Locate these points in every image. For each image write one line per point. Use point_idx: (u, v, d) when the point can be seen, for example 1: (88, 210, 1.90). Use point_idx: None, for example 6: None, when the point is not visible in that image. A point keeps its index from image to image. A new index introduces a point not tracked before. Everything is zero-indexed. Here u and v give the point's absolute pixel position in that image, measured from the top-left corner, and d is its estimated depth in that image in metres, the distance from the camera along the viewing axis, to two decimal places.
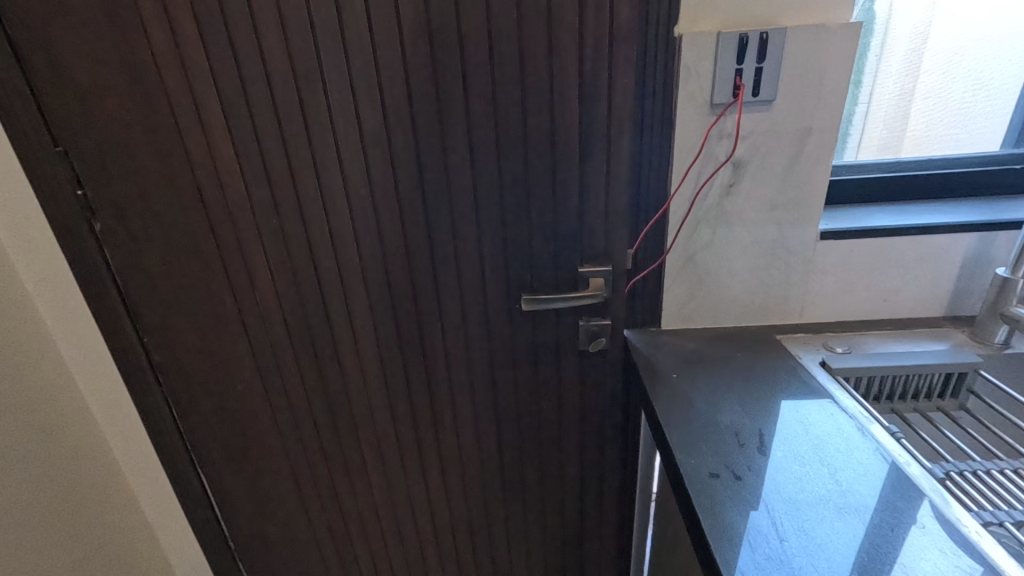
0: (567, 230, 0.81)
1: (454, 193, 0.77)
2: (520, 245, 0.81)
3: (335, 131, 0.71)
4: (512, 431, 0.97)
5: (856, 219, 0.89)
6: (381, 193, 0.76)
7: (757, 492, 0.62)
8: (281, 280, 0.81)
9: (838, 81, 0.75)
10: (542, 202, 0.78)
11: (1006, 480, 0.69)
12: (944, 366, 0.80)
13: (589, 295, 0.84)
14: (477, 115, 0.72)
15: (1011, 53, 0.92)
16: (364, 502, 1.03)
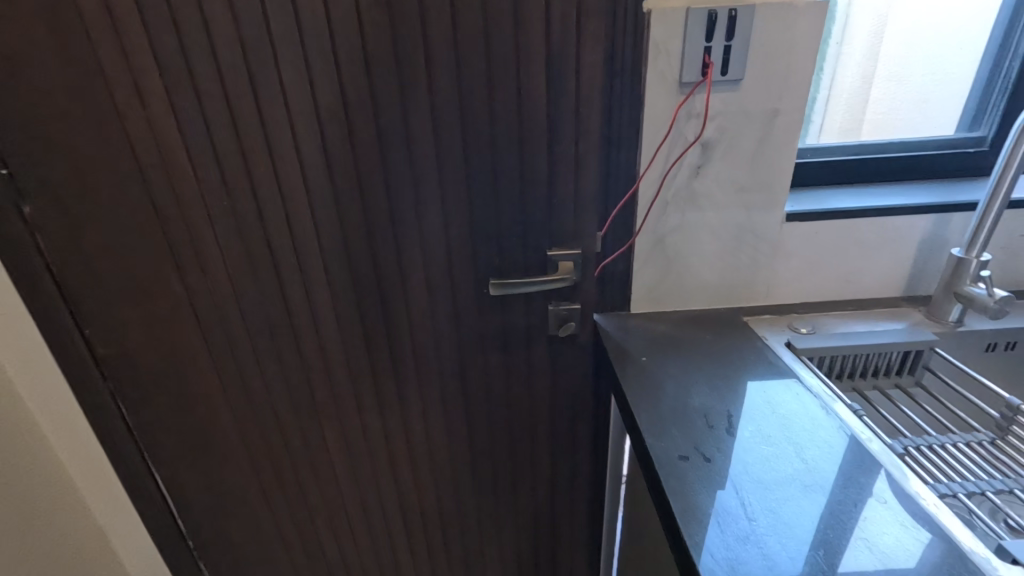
0: (535, 209, 0.81)
1: (420, 171, 0.77)
2: (488, 223, 0.81)
3: (296, 105, 0.71)
4: (482, 412, 0.98)
5: (821, 201, 0.91)
6: (344, 169, 0.75)
7: (726, 473, 0.60)
8: (244, 258, 0.80)
9: (804, 61, 0.75)
10: (511, 180, 0.79)
11: (959, 453, 0.71)
12: (900, 344, 0.83)
13: (560, 279, 0.85)
14: (444, 89, 0.72)
15: (971, 41, 0.96)
16: (335, 484, 1.03)
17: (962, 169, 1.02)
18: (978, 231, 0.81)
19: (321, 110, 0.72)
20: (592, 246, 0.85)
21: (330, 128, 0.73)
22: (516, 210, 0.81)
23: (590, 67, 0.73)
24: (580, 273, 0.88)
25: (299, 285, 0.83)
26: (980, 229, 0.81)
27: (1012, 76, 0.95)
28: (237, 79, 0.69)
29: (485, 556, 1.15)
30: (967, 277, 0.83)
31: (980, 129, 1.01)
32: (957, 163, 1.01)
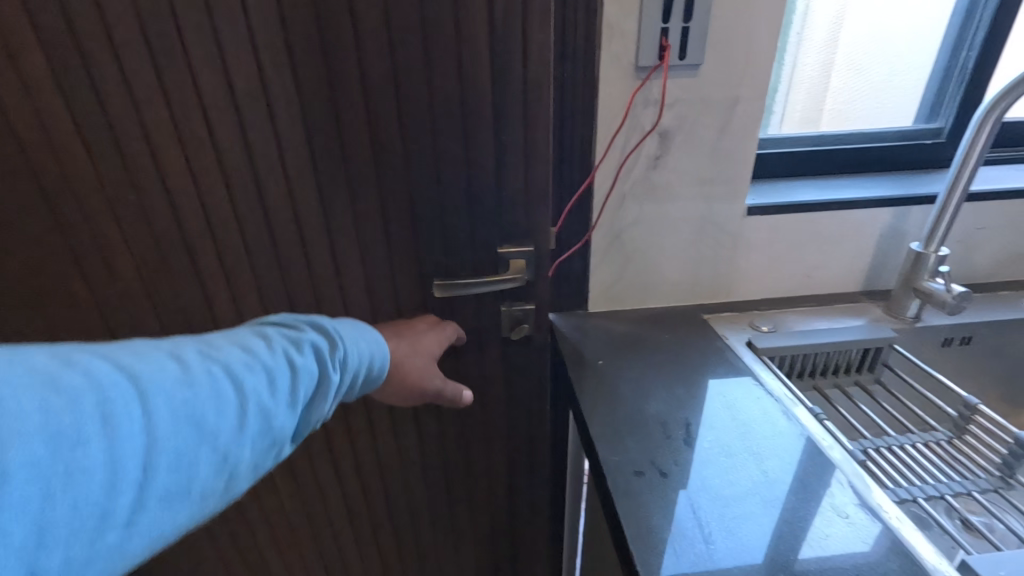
0: (484, 203, 0.74)
1: (356, 164, 0.69)
2: (433, 219, 0.74)
3: (202, 85, 0.60)
4: (434, 426, 0.90)
5: (783, 194, 0.88)
6: (266, 160, 0.66)
7: (682, 490, 0.56)
8: (151, 264, 0.69)
9: (765, 46, 0.71)
10: (455, 173, 0.71)
11: (917, 454, 0.69)
12: (861, 341, 0.81)
13: (512, 279, 0.78)
14: (376, 70, 0.64)
15: (931, 30, 0.93)
16: (272, 513, 0.92)
17: (920, 162, 1.01)
18: (937, 225, 0.79)
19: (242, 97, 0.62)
20: (545, 243, 0.77)
21: (252, 119, 0.64)
22: (462, 206, 0.74)
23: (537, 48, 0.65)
24: (533, 272, 0.80)
25: (223, 295, 0.74)
26: (939, 222, 0.79)
27: (968, 68, 0.94)
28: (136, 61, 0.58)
29: (443, 567, 1.10)
30: (927, 272, 0.81)
31: (937, 120, 1.00)
32: (916, 155, 1.00)
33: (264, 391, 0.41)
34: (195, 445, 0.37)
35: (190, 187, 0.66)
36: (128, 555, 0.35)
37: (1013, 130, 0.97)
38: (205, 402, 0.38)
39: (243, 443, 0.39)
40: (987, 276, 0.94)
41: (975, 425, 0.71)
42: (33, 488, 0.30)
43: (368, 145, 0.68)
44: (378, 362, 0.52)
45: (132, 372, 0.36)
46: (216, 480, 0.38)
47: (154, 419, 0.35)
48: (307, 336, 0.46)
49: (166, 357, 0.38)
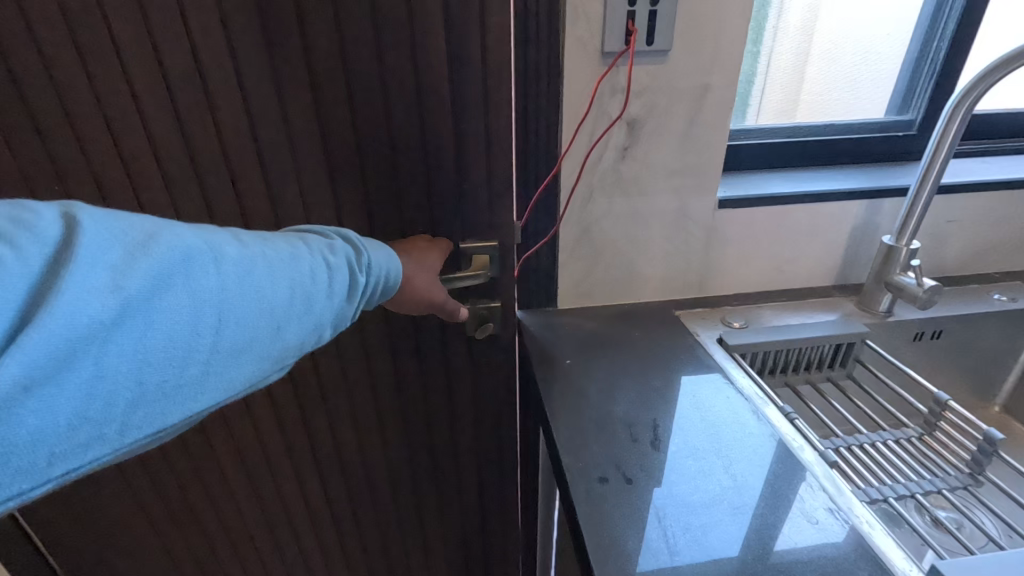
0: (444, 198, 0.68)
1: (307, 164, 0.63)
2: (389, 218, 0.68)
3: (125, 63, 0.53)
4: (398, 432, 0.86)
5: (755, 186, 0.86)
6: (203, 150, 0.58)
7: (649, 497, 0.53)
8: None
9: (736, 32, 0.68)
10: (413, 168, 0.65)
11: (888, 452, 0.68)
12: (833, 337, 0.79)
13: (473, 273, 0.71)
14: (323, 57, 0.57)
15: (903, 21, 0.92)
16: (226, 527, 0.87)
17: (892, 154, 1.00)
18: (909, 217, 0.78)
19: (178, 94, 0.55)
20: (511, 238, 0.72)
21: (191, 118, 0.57)
22: (423, 205, 0.68)
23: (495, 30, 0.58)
24: (498, 268, 0.74)
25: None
26: (911, 215, 0.77)
27: (940, 59, 0.92)
28: (50, 50, 0.51)
29: (414, 575, 1.06)
30: (899, 266, 0.80)
31: (909, 112, 0.99)
32: (888, 147, 0.99)
33: (312, 277, 0.42)
34: (252, 312, 0.38)
35: (123, 192, 0.59)
36: (196, 404, 0.37)
37: (982, 122, 0.97)
38: (264, 275, 0.39)
39: (292, 322, 0.41)
40: (957, 269, 0.94)
41: (946, 421, 0.69)
42: (126, 321, 0.32)
43: (318, 143, 0.62)
44: (393, 270, 0.51)
45: (205, 239, 0.37)
46: (270, 348, 0.40)
47: (224, 280, 0.37)
48: (339, 241, 0.47)
49: (230, 237, 0.39)
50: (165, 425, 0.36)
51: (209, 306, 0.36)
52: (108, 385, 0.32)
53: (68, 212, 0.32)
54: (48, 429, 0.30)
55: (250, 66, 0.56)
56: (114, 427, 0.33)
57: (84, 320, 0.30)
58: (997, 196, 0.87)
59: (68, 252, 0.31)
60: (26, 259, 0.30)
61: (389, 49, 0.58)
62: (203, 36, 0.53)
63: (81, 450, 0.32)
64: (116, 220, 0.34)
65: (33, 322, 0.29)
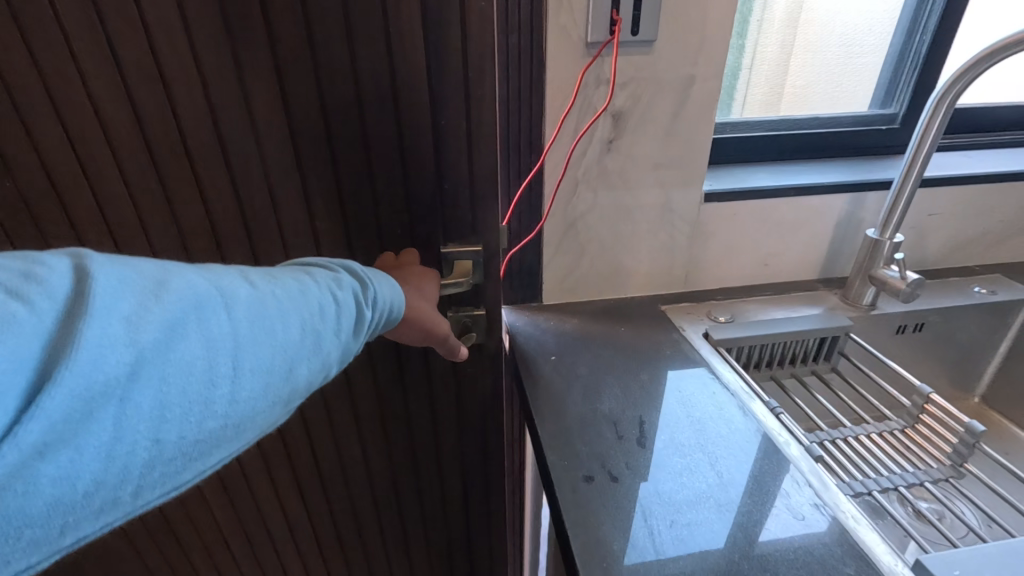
0: (422, 200, 0.64)
1: (278, 166, 0.58)
2: (364, 220, 0.63)
3: (81, 64, 0.48)
4: (380, 438, 0.84)
5: (741, 180, 0.85)
6: (167, 155, 0.54)
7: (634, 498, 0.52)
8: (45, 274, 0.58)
9: (721, 23, 0.67)
10: (390, 169, 0.61)
11: (871, 445, 0.68)
12: (817, 331, 0.79)
13: (454, 281, 0.67)
14: (291, 50, 0.52)
15: (887, 14, 0.92)
16: (202, 541, 0.83)
17: (875, 147, 1.00)
18: (893, 211, 0.77)
19: (138, 94, 0.51)
20: (495, 244, 0.68)
21: (154, 121, 0.52)
22: (401, 209, 0.64)
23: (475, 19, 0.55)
24: (482, 274, 0.70)
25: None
26: (894, 209, 0.77)
27: (922, 52, 0.92)
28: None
29: None
30: (882, 260, 0.80)
31: (892, 105, 0.99)
32: (871, 139, 0.99)
33: (322, 315, 0.39)
34: (267, 359, 0.35)
35: (85, 198, 0.54)
36: (210, 459, 0.34)
37: (962, 115, 0.97)
38: (277, 318, 0.36)
39: (304, 363, 0.37)
40: (938, 262, 0.94)
41: (928, 415, 0.69)
42: (143, 378, 0.29)
43: (289, 143, 0.57)
44: (398, 301, 0.48)
45: (216, 284, 0.34)
46: (284, 394, 0.36)
47: (239, 325, 0.34)
48: (348, 275, 0.43)
49: (240, 278, 0.36)
50: (180, 482, 0.33)
51: (225, 353, 0.33)
52: (124, 447, 0.29)
53: (80, 261, 0.30)
54: (62, 498, 0.27)
55: (212, 62, 0.51)
56: (128, 490, 0.30)
57: (94, 380, 0.27)
58: (977, 189, 0.88)
59: (81, 304, 0.28)
60: (39, 313, 0.27)
61: (361, 39, 0.53)
62: (162, 31, 0.49)
63: (93, 516, 0.29)
64: (128, 267, 0.31)
65: (46, 386, 0.26)
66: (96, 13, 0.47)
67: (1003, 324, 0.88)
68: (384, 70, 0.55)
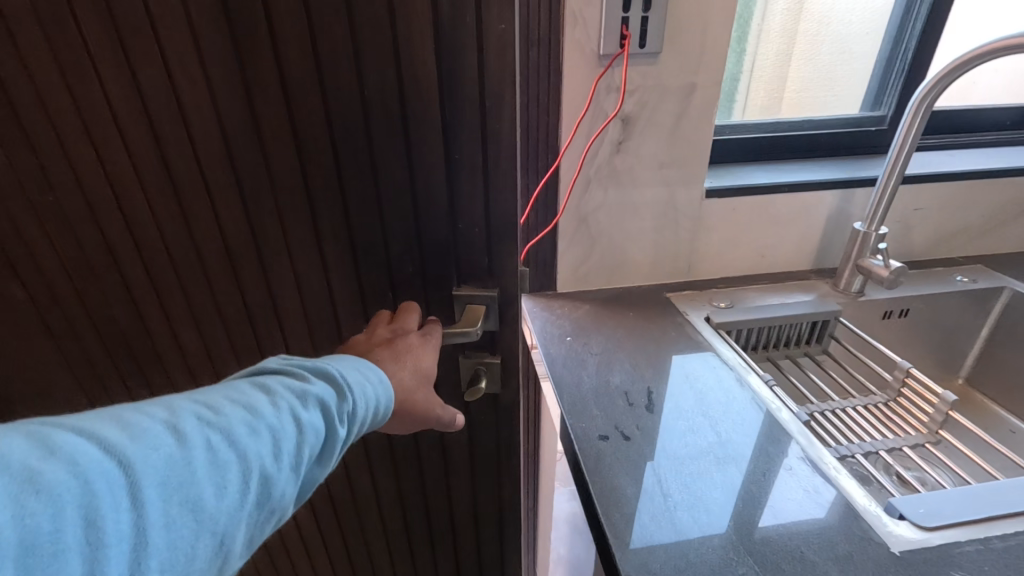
0: (434, 240, 0.59)
1: (289, 202, 0.55)
2: (372, 252, 0.59)
3: (106, 86, 0.48)
4: (388, 476, 0.80)
5: (739, 178, 0.93)
6: (186, 178, 0.52)
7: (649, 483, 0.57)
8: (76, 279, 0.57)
9: (719, 37, 0.75)
10: (399, 203, 0.57)
11: (857, 415, 0.75)
12: (809, 315, 0.86)
13: (462, 330, 0.61)
14: (300, 79, 0.49)
15: (875, 25, 1.00)
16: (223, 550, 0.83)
17: (866, 147, 1.06)
18: (878, 204, 0.85)
19: (159, 129, 0.50)
20: (514, 289, 0.63)
21: (174, 158, 0.51)
22: (414, 253, 0.60)
23: (495, 44, 0.49)
24: (495, 321, 0.65)
25: (161, 347, 0.63)
26: (879, 202, 0.84)
27: (909, 58, 0.99)
28: (34, 66, 0.47)
29: None
30: (868, 250, 0.87)
31: (881, 108, 1.06)
32: (861, 140, 1.05)
33: (268, 460, 0.34)
34: (189, 535, 0.31)
35: (108, 228, 0.54)
36: None
37: (943, 117, 1.05)
38: (203, 482, 0.31)
39: (240, 523, 0.33)
40: (924, 254, 1.02)
41: (908, 388, 0.77)
42: None
43: (298, 175, 0.54)
44: (383, 401, 0.44)
45: (128, 448, 0.29)
46: (213, 562, 0.32)
47: (149, 509, 0.29)
48: (313, 388, 0.39)
49: (165, 428, 0.31)
50: None
51: (125, 551, 0.28)
52: None
53: None
54: None
55: (227, 97, 0.49)
56: None
57: None
58: (957, 186, 0.95)
59: None
60: None
61: (373, 75, 0.50)
62: (181, 67, 0.47)
63: None
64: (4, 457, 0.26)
65: None
66: (122, 46, 0.46)
67: (983, 309, 0.95)
68: (396, 107, 0.52)
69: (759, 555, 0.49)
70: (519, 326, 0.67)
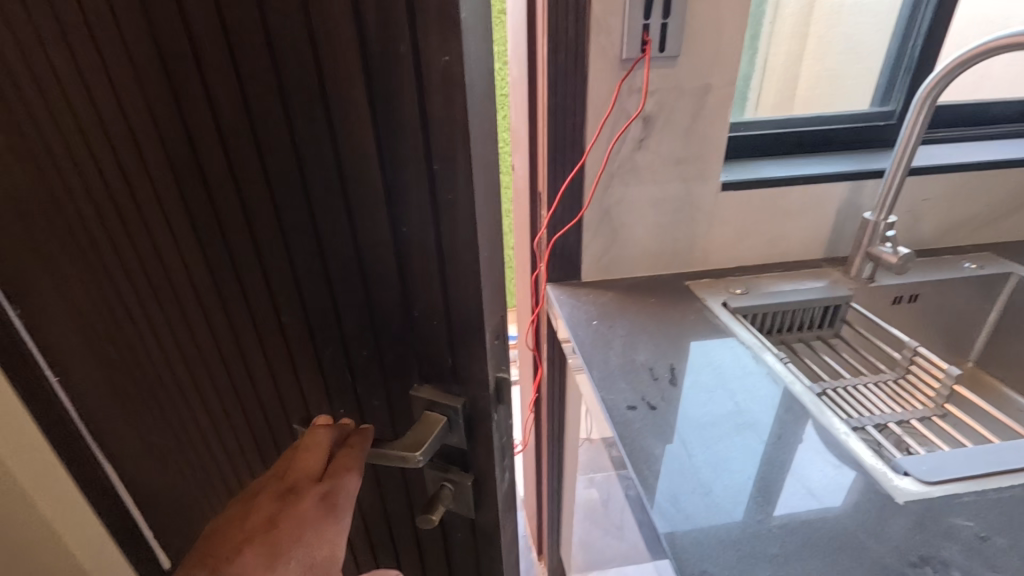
0: (391, 325, 0.45)
1: (234, 254, 0.45)
2: (325, 328, 0.47)
3: (57, 113, 0.43)
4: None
5: (753, 171, 0.98)
6: (137, 217, 0.46)
7: (676, 452, 0.62)
8: (72, 297, 0.56)
9: (734, 40, 0.81)
10: (349, 276, 0.44)
11: (867, 391, 0.80)
12: (822, 300, 0.92)
13: (404, 456, 0.44)
14: (226, 116, 0.38)
15: (883, 24, 1.05)
16: None
17: (877, 141, 1.10)
18: (886, 194, 0.89)
19: (110, 164, 0.44)
20: (485, 404, 0.47)
21: (127, 198, 0.45)
22: (370, 338, 0.47)
23: (439, 83, 0.34)
24: (464, 436, 0.49)
25: (149, 380, 0.59)
26: (888, 191, 0.89)
27: (915, 55, 1.04)
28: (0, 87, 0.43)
29: None
30: (877, 238, 0.92)
31: (891, 103, 1.10)
32: (871, 133, 1.09)
33: None
34: None
35: (88, 263, 0.51)
36: None
37: (952, 110, 1.10)
38: None
39: None
40: (934, 242, 1.06)
41: (916, 366, 0.81)
42: None
43: (238, 226, 0.44)
44: None
45: None
46: None
47: None
48: None
49: None
50: None
51: None
52: None
53: None
54: None
55: (160, 132, 0.41)
56: None
57: None
58: (964, 177, 1.00)
59: None
60: None
61: (303, 115, 0.37)
62: (114, 96, 0.40)
63: None
64: None
65: None
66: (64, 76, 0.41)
67: (991, 295, 0.99)
68: (331, 163, 0.39)
69: (778, 505, 0.55)
70: (497, 444, 0.50)
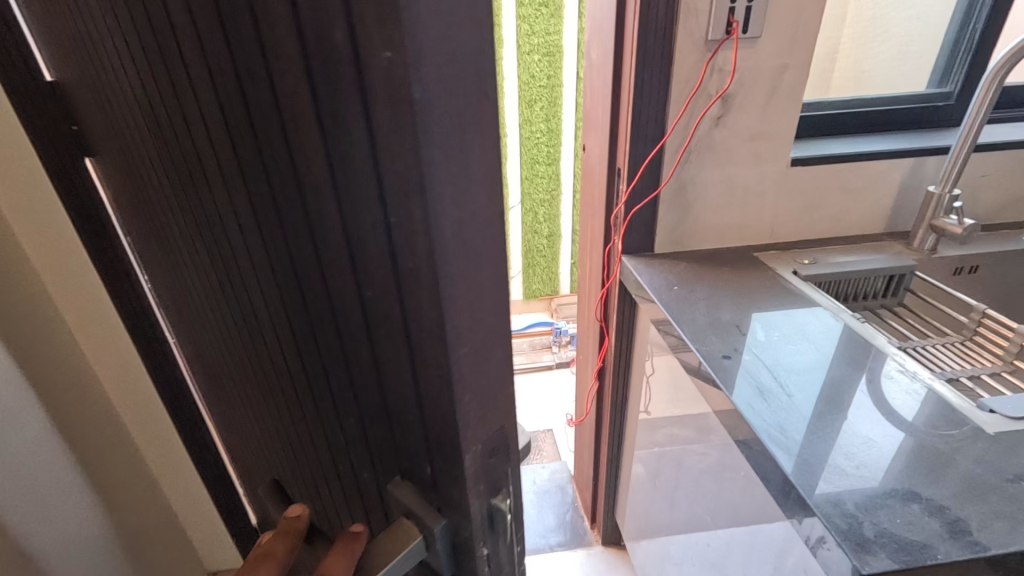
0: (371, 404, 0.34)
1: (237, 286, 0.40)
2: (309, 385, 0.38)
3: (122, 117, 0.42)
4: None
5: (818, 147, 1.04)
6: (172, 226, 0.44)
7: (772, 385, 0.69)
8: (160, 287, 0.58)
9: (813, 21, 0.86)
10: (329, 340, 0.34)
11: (936, 351, 0.85)
12: (887, 269, 0.97)
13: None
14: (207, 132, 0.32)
15: (941, 7, 1.11)
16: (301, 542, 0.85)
17: (936, 121, 1.12)
18: (951, 168, 0.94)
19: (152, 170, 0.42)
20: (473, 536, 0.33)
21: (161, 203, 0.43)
22: (352, 411, 0.36)
23: (384, 98, 0.22)
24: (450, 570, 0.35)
25: (209, 380, 0.59)
26: (953, 165, 0.94)
27: (975, 39, 1.06)
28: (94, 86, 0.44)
29: None
30: (942, 210, 0.97)
31: (949, 84, 1.13)
32: (930, 114, 1.11)
33: None
34: None
35: (158, 259, 0.52)
36: None
37: (1009, 90, 1.14)
38: None
39: None
40: (990, 217, 1.10)
41: (983, 328, 0.87)
42: None
43: (232, 257, 0.37)
44: None
45: None
46: None
47: None
48: None
49: None
50: None
51: None
52: None
53: None
54: None
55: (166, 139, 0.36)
56: None
57: None
58: None
59: None
60: None
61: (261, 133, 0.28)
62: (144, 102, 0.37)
63: None
64: None
65: None
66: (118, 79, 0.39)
67: None
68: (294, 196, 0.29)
69: (851, 410, 0.64)
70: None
